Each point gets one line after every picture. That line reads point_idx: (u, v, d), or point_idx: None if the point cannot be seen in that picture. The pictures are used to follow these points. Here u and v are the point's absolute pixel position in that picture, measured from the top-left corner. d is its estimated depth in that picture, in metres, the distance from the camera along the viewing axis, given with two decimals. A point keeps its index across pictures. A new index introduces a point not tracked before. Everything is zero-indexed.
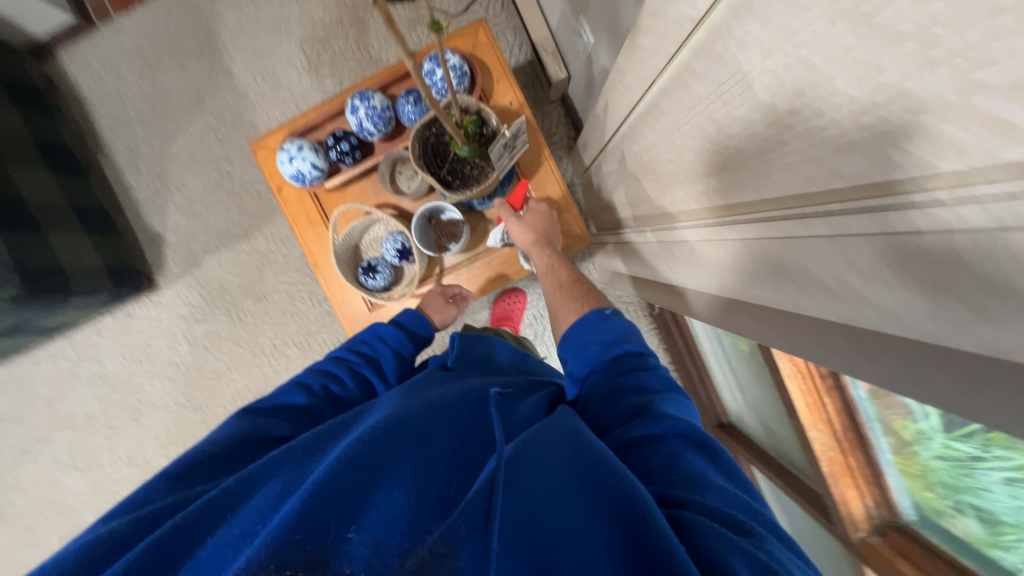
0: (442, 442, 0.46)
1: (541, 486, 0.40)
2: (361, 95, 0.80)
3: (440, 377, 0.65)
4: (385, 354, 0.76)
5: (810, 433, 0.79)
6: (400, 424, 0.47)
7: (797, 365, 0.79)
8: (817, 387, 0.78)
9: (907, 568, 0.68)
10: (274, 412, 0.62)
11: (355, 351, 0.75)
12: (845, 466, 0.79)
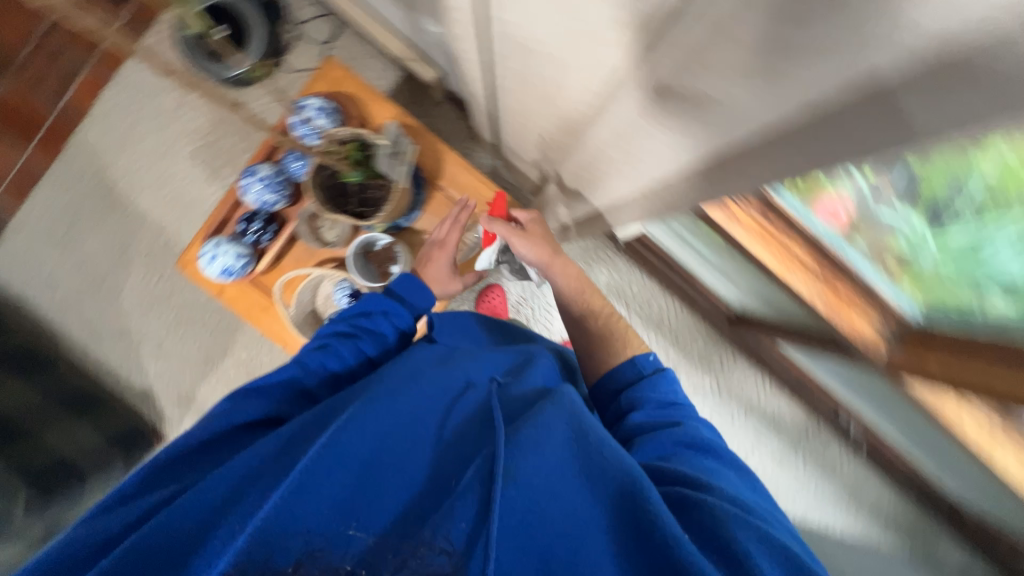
0: (449, 432, 0.56)
1: (547, 469, 0.49)
2: (250, 172, 0.81)
3: (435, 352, 0.73)
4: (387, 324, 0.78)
5: (790, 281, 0.80)
6: (409, 424, 0.56)
7: (752, 225, 0.76)
8: (779, 238, 0.76)
9: (936, 361, 0.72)
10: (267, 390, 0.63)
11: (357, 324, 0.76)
12: (844, 298, 0.79)
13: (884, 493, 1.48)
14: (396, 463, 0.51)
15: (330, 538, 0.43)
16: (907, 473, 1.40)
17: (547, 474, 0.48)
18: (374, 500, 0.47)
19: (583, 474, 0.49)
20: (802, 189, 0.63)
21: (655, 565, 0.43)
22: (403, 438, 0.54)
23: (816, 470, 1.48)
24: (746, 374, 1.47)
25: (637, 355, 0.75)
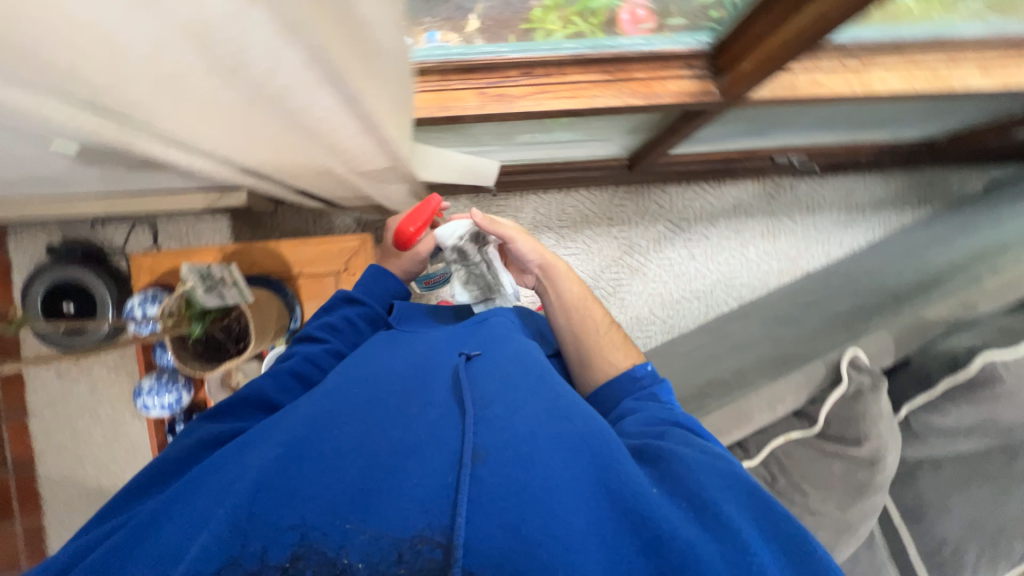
0: (421, 417, 0.61)
1: (519, 443, 0.56)
2: (143, 395, 0.84)
3: (388, 346, 0.80)
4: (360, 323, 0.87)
5: (598, 104, 0.79)
6: (382, 416, 0.61)
7: (526, 92, 0.79)
8: (553, 82, 0.78)
9: (749, 64, 0.72)
10: (238, 405, 0.69)
11: (330, 329, 0.84)
12: (642, 79, 0.79)
13: (862, 187, 1.50)
14: (371, 444, 0.56)
15: (321, 520, 0.48)
16: (868, 154, 1.41)
17: (519, 447, 0.56)
18: (345, 471, 0.52)
19: (557, 446, 0.57)
20: (599, 20, 0.72)
21: (642, 541, 0.51)
22: (377, 425, 0.59)
23: (800, 216, 1.49)
24: (686, 196, 1.47)
25: (635, 367, 0.85)
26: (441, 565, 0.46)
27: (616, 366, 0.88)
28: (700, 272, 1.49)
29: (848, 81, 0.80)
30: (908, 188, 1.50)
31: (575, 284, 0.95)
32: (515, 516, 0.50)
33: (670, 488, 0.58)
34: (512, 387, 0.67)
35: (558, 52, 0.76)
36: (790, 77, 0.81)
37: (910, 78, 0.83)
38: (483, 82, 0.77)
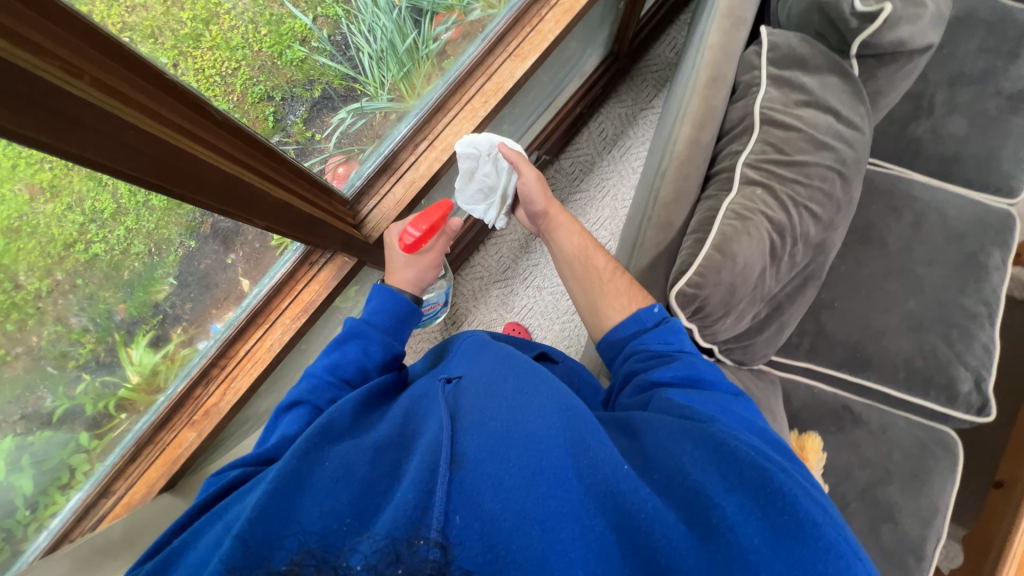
0: (415, 431, 0.48)
1: (505, 438, 0.45)
2: None
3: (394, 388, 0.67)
4: (373, 357, 0.66)
5: (272, 351, 0.85)
6: (383, 434, 0.48)
7: (217, 390, 0.85)
8: (229, 369, 0.85)
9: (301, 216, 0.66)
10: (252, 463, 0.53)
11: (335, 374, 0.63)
12: (290, 305, 0.85)
13: (606, 119, 1.51)
14: (371, 461, 0.44)
15: (316, 524, 0.39)
16: (582, 103, 1.42)
17: (504, 444, 0.44)
18: (344, 490, 0.41)
19: (558, 429, 0.46)
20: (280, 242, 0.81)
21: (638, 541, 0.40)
22: (378, 448, 0.46)
23: (586, 179, 1.50)
24: (490, 251, 1.49)
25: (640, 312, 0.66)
26: (442, 566, 0.35)
27: (618, 312, 0.69)
28: (556, 292, 1.47)
29: (428, 162, 0.87)
30: (638, 89, 1.51)
31: (580, 232, 0.80)
32: (501, 510, 0.40)
33: (652, 464, 0.46)
34: (502, 380, 0.54)
35: (213, 346, 0.83)
36: (393, 194, 0.87)
37: (472, 111, 0.89)
38: (184, 417, 0.84)
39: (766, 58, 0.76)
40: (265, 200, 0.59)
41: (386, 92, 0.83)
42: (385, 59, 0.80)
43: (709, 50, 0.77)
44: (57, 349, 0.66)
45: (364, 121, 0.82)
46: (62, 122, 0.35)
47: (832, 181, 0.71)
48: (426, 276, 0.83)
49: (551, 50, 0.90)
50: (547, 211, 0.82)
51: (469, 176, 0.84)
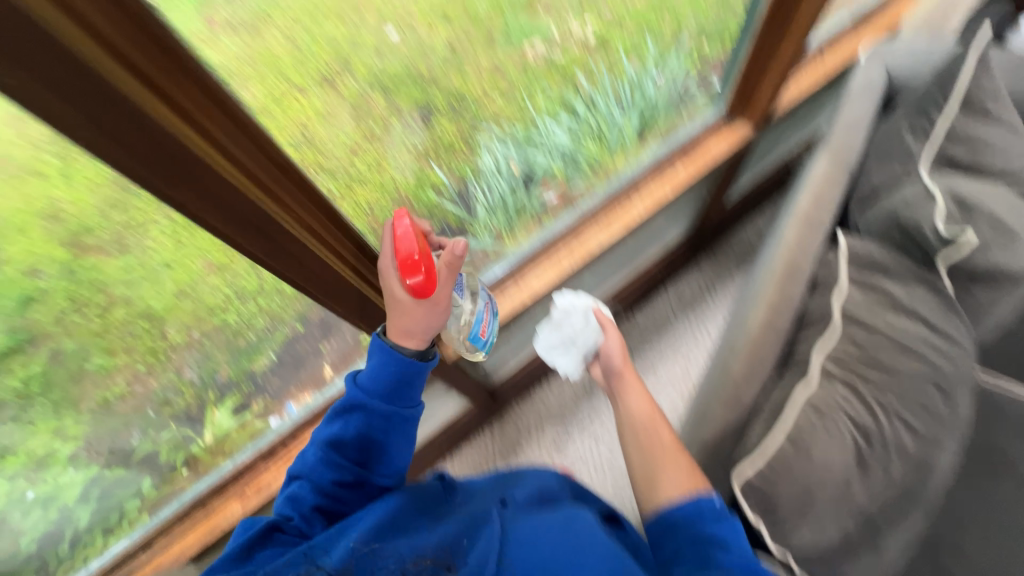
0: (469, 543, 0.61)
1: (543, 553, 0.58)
2: None
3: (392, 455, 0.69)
4: (362, 421, 0.67)
5: None
6: (444, 541, 0.61)
7: (273, 470, 0.90)
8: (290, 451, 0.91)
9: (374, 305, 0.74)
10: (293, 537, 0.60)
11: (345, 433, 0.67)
12: None
13: (686, 285, 1.58)
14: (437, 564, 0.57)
15: None
16: (662, 266, 1.53)
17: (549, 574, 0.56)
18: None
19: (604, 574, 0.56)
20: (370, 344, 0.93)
21: None
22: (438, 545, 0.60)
23: (659, 336, 1.52)
24: (553, 389, 1.49)
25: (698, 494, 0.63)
26: None
27: (675, 487, 0.65)
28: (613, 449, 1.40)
29: (510, 300, 1.00)
30: (719, 262, 1.59)
31: (647, 400, 0.80)
32: None
33: None
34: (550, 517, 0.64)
35: (286, 426, 0.92)
36: None
37: (555, 266, 1.03)
38: (237, 490, 0.89)
39: (845, 260, 0.79)
40: (350, 292, 0.68)
41: (489, 236, 1.02)
42: (495, 207, 1.01)
43: (786, 246, 0.83)
44: (165, 394, 0.84)
45: (466, 255, 1.00)
46: (179, 174, 0.40)
47: (928, 393, 0.66)
48: (435, 321, 0.70)
49: (634, 226, 1.04)
50: (620, 371, 0.87)
51: (558, 326, 0.96)
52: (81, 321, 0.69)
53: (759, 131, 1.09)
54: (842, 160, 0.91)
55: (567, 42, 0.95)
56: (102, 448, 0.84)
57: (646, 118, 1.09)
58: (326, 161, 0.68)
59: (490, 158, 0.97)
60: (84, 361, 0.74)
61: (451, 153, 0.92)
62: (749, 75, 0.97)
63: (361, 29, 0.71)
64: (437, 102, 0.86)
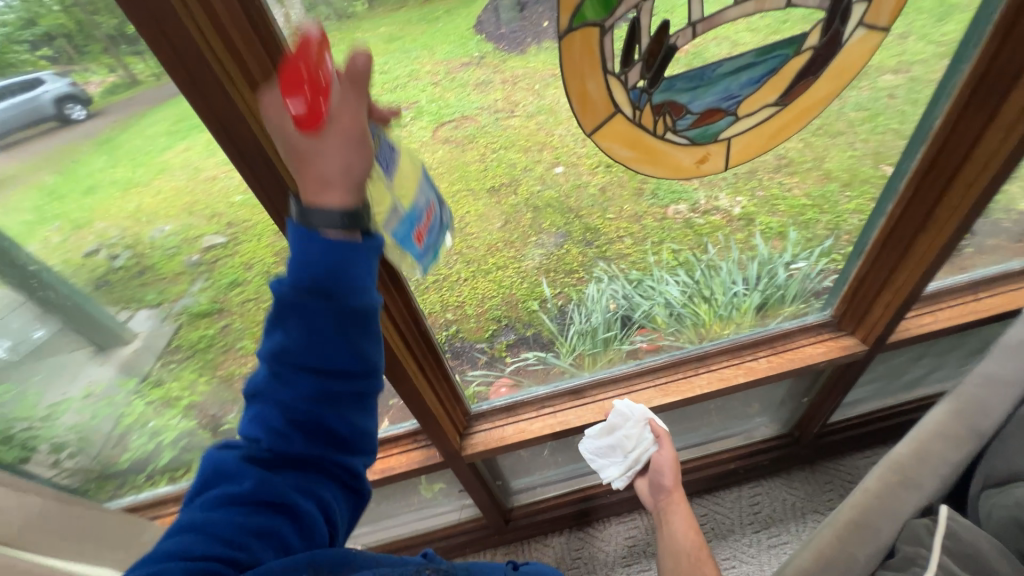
0: None
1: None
2: None
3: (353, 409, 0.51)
4: (324, 327, 0.46)
5: None
6: None
7: None
8: None
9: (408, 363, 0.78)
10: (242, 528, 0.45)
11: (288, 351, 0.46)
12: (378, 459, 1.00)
13: (765, 495, 1.33)
14: None
15: None
16: (739, 461, 1.32)
17: None
18: None
19: None
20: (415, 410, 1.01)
21: None
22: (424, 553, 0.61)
23: (714, 543, 1.27)
24: (570, 543, 1.34)
25: None
26: None
27: None
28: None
29: (545, 424, 1.04)
30: (815, 484, 1.32)
31: (692, 527, 0.87)
32: None
33: None
34: None
35: None
36: (502, 430, 1.04)
37: (599, 408, 1.04)
38: None
39: (941, 541, 0.62)
40: (398, 365, 0.76)
41: (571, 356, 1.06)
42: (588, 335, 1.05)
43: (860, 491, 0.70)
44: None
45: (541, 365, 1.06)
46: (258, 156, 0.49)
47: None
48: (356, 160, 0.44)
49: (692, 399, 1.03)
50: (671, 491, 0.92)
51: (611, 430, 0.99)
52: (254, 308, 0.81)
53: (870, 351, 1.01)
54: (970, 419, 0.74)
55: (710, 210, 0.91)
56: (207, 412, 0.98)
57: (770, 299, 1.05)
58: (449, 257, 0.85)
59: (597, 289, 1.01)
60: (238, 339, 0.85)
61: (566, 278, 0.99)
62: (856, 295, 0.97)
63: (536, 162, 0.78)
64: (574, 229, 0.93)
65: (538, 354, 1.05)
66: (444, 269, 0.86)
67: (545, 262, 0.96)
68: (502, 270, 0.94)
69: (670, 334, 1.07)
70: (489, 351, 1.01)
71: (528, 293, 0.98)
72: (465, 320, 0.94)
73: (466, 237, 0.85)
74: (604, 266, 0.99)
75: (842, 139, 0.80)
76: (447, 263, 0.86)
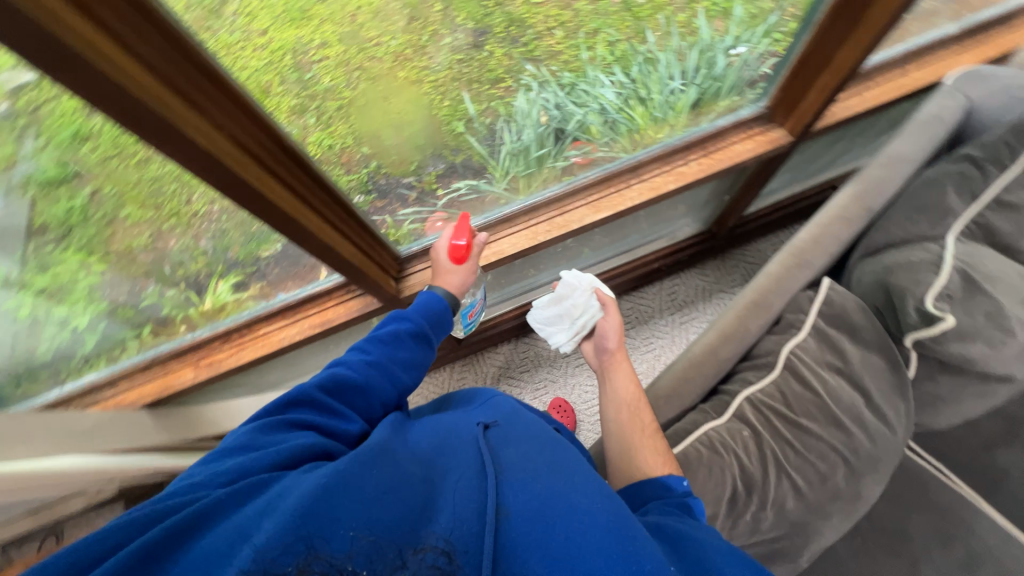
0: (443, 475, 0.49)
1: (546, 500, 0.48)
2: None
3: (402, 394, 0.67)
4: (404, 338, 0.71)
5: (283, 342, 0.97)
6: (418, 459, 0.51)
7: (228, 350, 0.99)
8: (246, 337, 0.99)
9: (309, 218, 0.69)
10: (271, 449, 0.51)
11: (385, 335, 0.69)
12: (314, 313, 0.99)
13: (681, 284, 1.51)
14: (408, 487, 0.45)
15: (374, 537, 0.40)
16: (662, 261, 1.45)
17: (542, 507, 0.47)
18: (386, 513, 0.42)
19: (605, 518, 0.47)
20: None
21: None
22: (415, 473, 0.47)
23: (637, 329, 1.49)
24: (518, 349, 1.53)
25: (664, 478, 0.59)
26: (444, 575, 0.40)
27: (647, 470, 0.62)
28: (580, 412, 1.50)
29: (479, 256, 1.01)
30: (723, 271, 1.51)
31: (633, 382, 0.73)
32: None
33: None
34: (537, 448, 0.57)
35: (250, 314, 0.98)
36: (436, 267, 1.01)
37: (532, 235, 1.01)
38: (192, 358, 0.97)
39: (817, 307, 0.73)
40: (293, 222, 0.66)
41: (503, 181, 0.99)
42: (521, 155, 0.96)
43: (763, 276, 0.77)
44: (181, 257, 0.82)
45: (474, 195, 1.00)
46: (56, 56, 0.37)
47: (834, 467, 0.65)
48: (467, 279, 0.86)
49: (623, 213, 1.02)
50: (614, 353, 0.80)
51: (559, 301, 0.89)
52: (120, 169, 0.64)
53: (794, 142, 1.01)
54: (867, 200, 0.80)
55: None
56: (121, 290, 0.84)
57: (706, 95, 0.97)
58: (347, 70, 0.69)
59: (526, 99, 0.88)
60: (119, 207, 0.70)
61: (496, 87, 0.84)
62: (792, 83, 0.91)
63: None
64: (496, 24, 0.76)
65: (468, 184, 0.97)
66: (350, 91, 0.71)
67: (468, 67, 0.79)
68: (421, 83, 0.76)
69: (606, 144, 1.01)
70: (415, 184, 0.92)
71: (456, 112, 0.83)
72: (387, 148, 0.82)
73: (368, 46, 0.68)
74: (534, 62, 0.83)
75: None
76: (349, 82, 0.70)
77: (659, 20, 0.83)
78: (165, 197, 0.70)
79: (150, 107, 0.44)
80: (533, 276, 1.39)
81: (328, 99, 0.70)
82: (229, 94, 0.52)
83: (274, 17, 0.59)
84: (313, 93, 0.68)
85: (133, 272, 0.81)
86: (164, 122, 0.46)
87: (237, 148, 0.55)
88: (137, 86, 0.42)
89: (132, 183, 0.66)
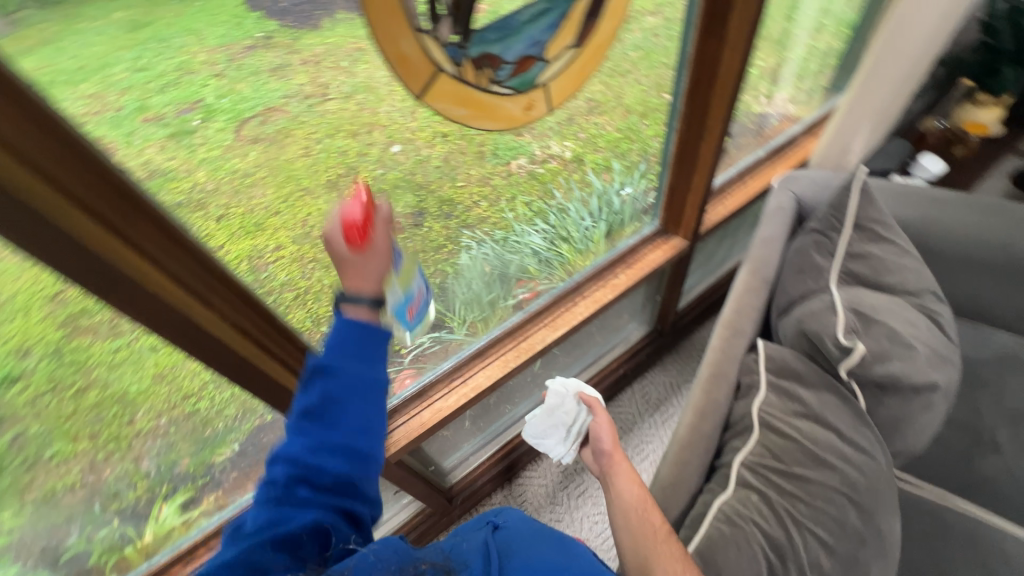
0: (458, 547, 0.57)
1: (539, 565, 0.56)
2: None
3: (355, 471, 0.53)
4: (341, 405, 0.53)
5: None
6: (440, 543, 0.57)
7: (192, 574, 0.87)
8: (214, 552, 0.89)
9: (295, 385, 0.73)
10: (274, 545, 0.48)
11: (317, 403, 0.53)
12: None
13: (651, 384, 1.59)
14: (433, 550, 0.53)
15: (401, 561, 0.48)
16: (626, 366, 1.54)
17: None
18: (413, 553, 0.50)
19: None
20: None
21: None
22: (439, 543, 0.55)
23: (624, 438, 1.49)
24: (514, 493, 1.44)
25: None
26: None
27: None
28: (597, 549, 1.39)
29: (459, 394, 1.05)
30: (681, 362, 1.63)
31: (637, 482, 0.74)
32: None
33: None
34: (544, 542, 0.62)
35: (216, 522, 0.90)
36: (421, 414, 1.03)
37: (503, 361, 1.11)
38: None
39: (763, 365, 0.83)
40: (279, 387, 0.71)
41: (463, 327, 1.09)
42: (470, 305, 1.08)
43: (710, 351, 0.87)
44: (114, 487, 0.76)
45: (439, 345, 1.06)
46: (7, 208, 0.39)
47: (841, 507, 0.69)
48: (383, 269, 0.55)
49: (576, 326, 1.16)
50: (612, 453, 0.81)
51: (550, 412, 0.87)
52: (51, 406, 0.61)
53: (691, 243, 1.25)
54: (761, 273, 0.99)
55: (546, 158, 0.99)
56: (31, 547, 0.73)
57: (613, 224, 1.21)
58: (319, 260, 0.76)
59: (467, 256, 1.00)
60: (44, 447, 0.64)
61: (439, 243, 0.93)
62: (670, 203, 1.18)
63: (370, 146, 0.72)
64: (430, 206, 0.88)
65: (435, 336, 1.04)
66: (308, 280, 0.76)
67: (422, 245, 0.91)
68: None
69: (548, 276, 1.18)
70: None
71: None
72: None
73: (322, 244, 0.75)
74: (475, 231, 0.98)
75: (631, 76, 0.94)
76: (305, 273, 0.75)
77: (558, 181, 1.05)
78: (101, 424, 0.67)
79: (116, 266, 0.47)
80: (512, 410, 1.40)
81: (285, 291, 0.73)
82: (176, 237, 0.50)
83: (230, 233, 0.63)
84: (270, 290, 0.70)
85: (60, 514, 0.73)
86: (113, 269, 0.47)
87: (179, 288, 0.53)
88: (112, 253, 0.46)
89: (73, 421, 0.64)
